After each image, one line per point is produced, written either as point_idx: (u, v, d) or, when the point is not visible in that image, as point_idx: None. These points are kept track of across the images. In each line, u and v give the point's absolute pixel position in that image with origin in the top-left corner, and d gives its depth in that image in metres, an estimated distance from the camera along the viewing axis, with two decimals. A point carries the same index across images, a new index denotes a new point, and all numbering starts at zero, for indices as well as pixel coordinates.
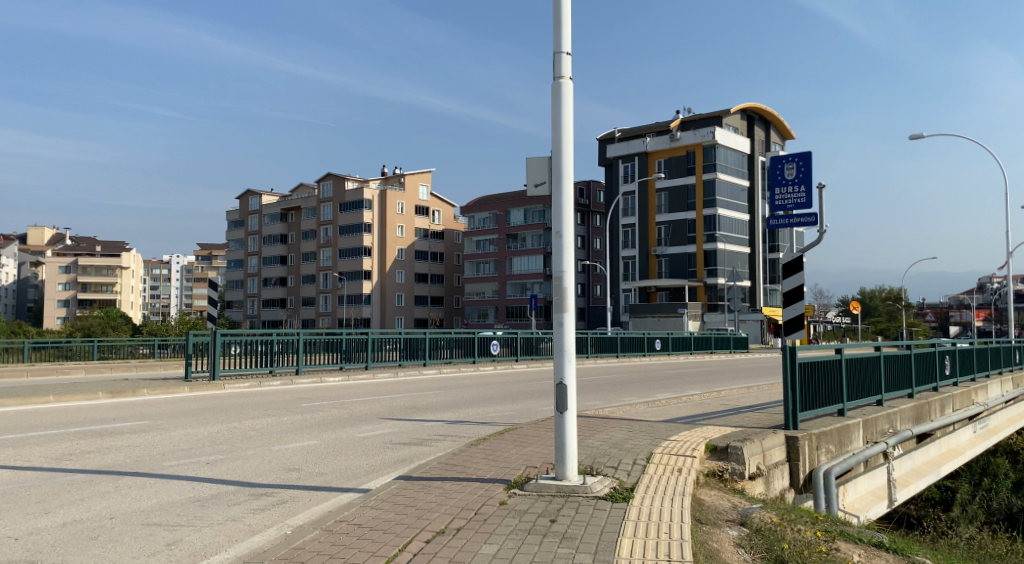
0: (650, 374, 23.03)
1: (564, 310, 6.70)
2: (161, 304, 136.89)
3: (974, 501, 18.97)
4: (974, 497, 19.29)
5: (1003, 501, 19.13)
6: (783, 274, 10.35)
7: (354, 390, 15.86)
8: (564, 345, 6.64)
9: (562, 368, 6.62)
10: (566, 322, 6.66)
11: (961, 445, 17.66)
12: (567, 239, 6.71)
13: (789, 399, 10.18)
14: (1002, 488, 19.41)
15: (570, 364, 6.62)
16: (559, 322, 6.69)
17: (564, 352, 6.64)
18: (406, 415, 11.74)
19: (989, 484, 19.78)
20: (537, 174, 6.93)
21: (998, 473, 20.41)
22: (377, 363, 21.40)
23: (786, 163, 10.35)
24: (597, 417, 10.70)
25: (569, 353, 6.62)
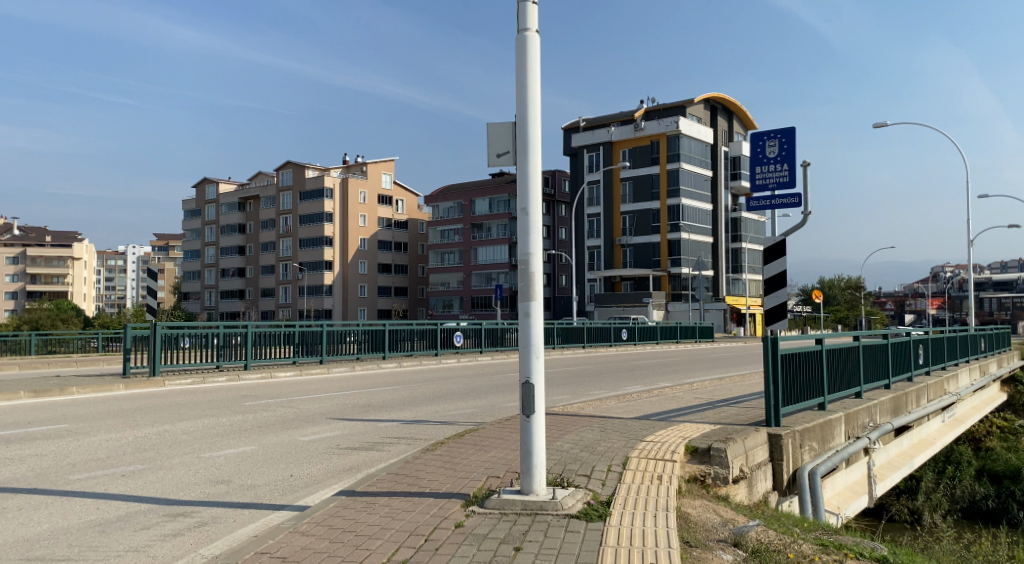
0: (619, 365, 22.32)
1: (531, 297, 5.88)
2: (116, 296, 133.51)
3: (939, 490, 18.53)
4: (939, 485, 18.86)
5: (967, 489, 18.71)
6: (765, 258, 9.56)
7: (306, 387, 14.86)
8: (530, 339, 5.81)
9: (528, 364, 5.80)
10: (534, 312, 5.84)
11: (933, 435, 17.18)
12: (533, 218, 5.87)
13: (770, 394, 9.48)
14: (966, 475, 19.00)
15: (538, 360, 5.81)
16: (525, 312, 5.86)
17: (531, 347, 5.81)
18: (359, 415, 10.85)
19: (953, 472, 19.38)
20: (499, 143, 6.08)
21: (963, 460, 20.03)
22: (334, 356, 20.35)
23: (768, 140, 9.66)
24: (565, 416, 9.90)
25: (536, 348, 5.82)
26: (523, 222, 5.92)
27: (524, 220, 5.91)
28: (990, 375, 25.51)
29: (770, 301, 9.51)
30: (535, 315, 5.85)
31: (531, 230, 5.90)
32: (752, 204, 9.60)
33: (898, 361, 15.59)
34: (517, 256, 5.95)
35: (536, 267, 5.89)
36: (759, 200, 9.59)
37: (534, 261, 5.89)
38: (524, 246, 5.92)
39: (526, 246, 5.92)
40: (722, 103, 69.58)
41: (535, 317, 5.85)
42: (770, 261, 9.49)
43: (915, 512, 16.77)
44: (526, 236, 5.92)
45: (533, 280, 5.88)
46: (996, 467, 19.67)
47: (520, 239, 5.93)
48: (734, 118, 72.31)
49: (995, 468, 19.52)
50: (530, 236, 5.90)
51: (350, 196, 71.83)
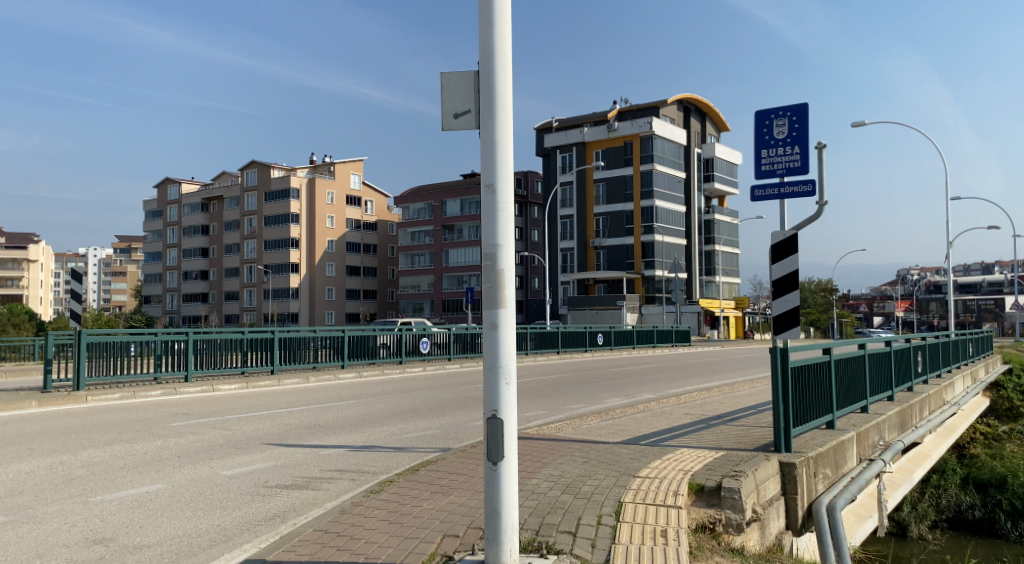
0: (597, 373, 20.95)
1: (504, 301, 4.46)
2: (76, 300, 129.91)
3: (922, 499, 15.79)
4: (921, 494, 16.15)
5: (952, 497, 16.01)
6: (772, 258, 8.15)
7: (252, 402, 13.22)
8: (498, 360, 4.41)
9: (495, 391, 4.41)
10: (504, 323, 4.44)
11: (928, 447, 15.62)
12: (503, 200, 4.51)
13: (778, 417, 8.15)
14: (951, 484, 16.33)
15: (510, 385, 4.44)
16: (491, 324, 4.46)
17: (500, 369, 4.43)
18: (299, 439, 9.30)
19: (938, 480, 16.71)
20: (458, 98, 4.63)
21: (946, 469, 17.21)
22: (287, 366, 18.60)
23: (775, 119, 8.34)
24: (542, 440, 8.49)
25: (507, 371, 4.44)
26: (488, 201, 4.51)
27: (491, 200, 4.50)
28: (978, 380, 24.42)
29: (777, 307, 8.15)
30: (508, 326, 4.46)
31: (500, 213, 4.49)
32: (755, 195, 8.29)
33: (899, 370, 14.32)
34: (481, 249, 4.54)
35: (507, 263, 4.49)
36: (764, 190, 8.26)
37: (505, 255, 4.49)
38: (490, 239, 4.50)
39: (494, 238, 4.49)
40: (694, 105, 68.68)
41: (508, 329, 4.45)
42: (777, 261, 8.14)
43: (903, 522, 14.50)
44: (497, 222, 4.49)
45: (506, 279, 4.47)
46: (983, 474, 16.78)
47: (485, 227, 4.51)
48: (706, 120, 71.56)
49: (981, 476, 16.67)
50: (500, 229, 4.49)
51: (317, 197, 69.87)
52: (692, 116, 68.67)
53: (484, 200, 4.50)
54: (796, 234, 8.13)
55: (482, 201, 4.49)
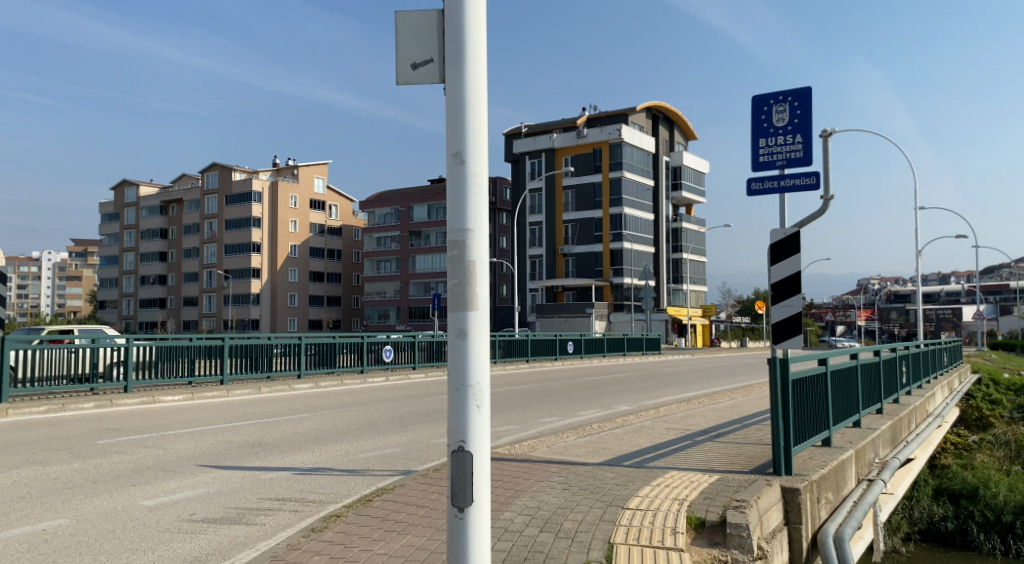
0: (569, 383, 20.08)
1: (476, 298, 3.53)
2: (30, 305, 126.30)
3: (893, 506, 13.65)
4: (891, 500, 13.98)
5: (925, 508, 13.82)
6: (772, 258, 7.33)
7: (196, 414, 12.11)
8: (467, 379, 3.48)
9: (463, 418, 3.47)
10: (474, 329, 3.50)
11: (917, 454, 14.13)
12: (475, 174, 3.59)
13: (776, 440, 7.31)
14: (924, 492, 14.14)
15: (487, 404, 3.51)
16: (459, 331, 3.50)
17: (470, 389, 3.48)
18: (240, 460, 8.26)
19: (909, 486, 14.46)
20: (416, 46, 3.70)
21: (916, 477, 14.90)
22: (237, 376, 17.36)
23: (776, 104, 7.51)
24: (513, 462, 7.57)
25: (479, 392, 3.49)
26: (455, 173, 3.59)
27: (458, 171, 3.58)
28: (954, 391, 23.88)
29: (777, 314, 7.31)
30: (483, 331, 3.54)
31: (472, 191, 3.57)
32: (752, 188, 7.45)
33: (887, 382, 13.59)
34: (446, 234, 3.60)
35: (481, 252, 3.55)
36: (762, 183, 7.43)
37: (482, 238, 3.56)
38: (458, 221, 3.56)
39: (466, 221, 3.55)
40: (663, 113, 68.38)
41: (482, 335, 3.52)
42: (778, 262, 7.32)
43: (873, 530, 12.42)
44: (469, 203, 3.56)
45: (481, 272, 3.54)
46: (955, 485, 14.36)
47: (451, 207, 3.58)
48: (674, 128, 71.37)
49: (953, 485, 14.37)
50: (472, 208, 3.57)
51: (281, 200, 68.36)
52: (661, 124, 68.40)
53: (450, 170, 3.58)
54: (801, 231, 7.32)
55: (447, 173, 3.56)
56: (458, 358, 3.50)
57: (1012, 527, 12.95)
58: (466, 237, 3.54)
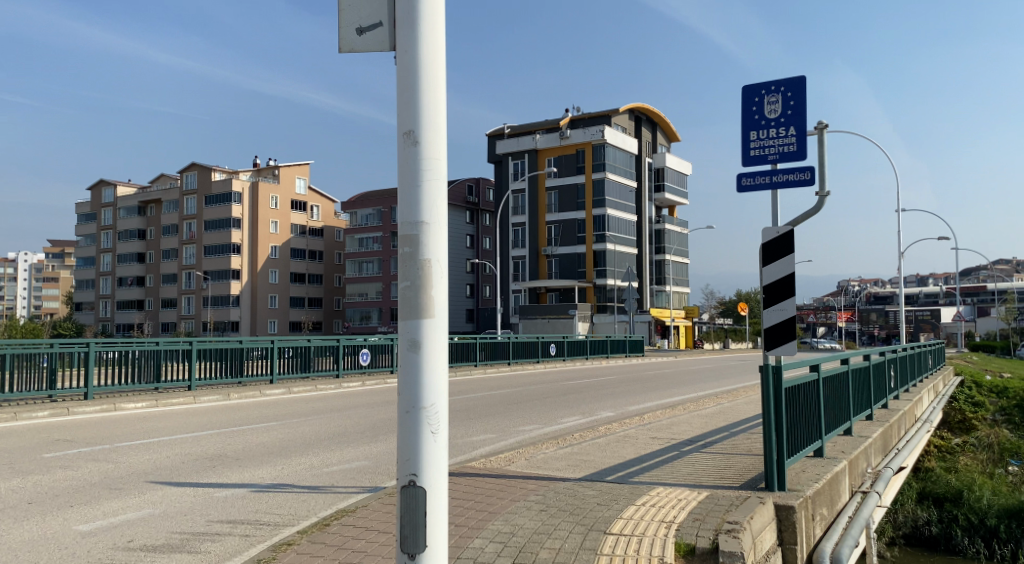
0: (552, 386, 19.62)
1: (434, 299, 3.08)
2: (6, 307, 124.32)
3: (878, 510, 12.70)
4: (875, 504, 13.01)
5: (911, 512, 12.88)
6: (763, 260, 6.84)
7: (160, 423, 11.50)
8: (420, 400, 3.05)
9: (416, 445, 3.05)
10: (429, 343, 3.05)
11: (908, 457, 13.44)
12: (430, 157, 3.12)
13: (768, 454, 6.84)
14: (909, 497, 13.30)
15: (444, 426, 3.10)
16: (412, 346, 3.05)
17: (425, 412, 3.06)
18: (194, 476, 7.67)
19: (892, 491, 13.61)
20: (363, 8, 3.22)
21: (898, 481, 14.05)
22: (207, 381, 16.73)
23: (768, 95, 7.04)
24: (487, 478, 7.07)
25: (434, 415, 3.07)
26: (407, 155, 3.11)
27: (410, 153, 3.11)
28: (939, 394, 23.61)
29: (769, 319, 6.86)
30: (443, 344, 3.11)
31: (425, 180, 3.10)
32: (742, 184, 7.04)
33: (876, 386, 13.20)
34: (398, 228, 3.12)
35: (438, 251, 3.09)
36: (753, 179, 7.02)
37: (438, 230, 3.10)
38: (410, 213, 3.10)
39: (419, 210, 3.09)
40: (646, 114, 68.15)
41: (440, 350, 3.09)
42: (771, 263, 6.84)
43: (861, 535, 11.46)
44: (424, 189, 3.09)
45: (440, 272, 3.09)
46: (938, 488, 13.65)
47: (402, 196, 3.11)
48: (657, 130, 71.14)
49: (937, 488, 13.62)
50: (428, 198, 3.10)
51: (261, 201, 67.47)
52: (644, 125, 68.18)
53: (401, 152, 3.10)
54: (796, 229, 6.83)
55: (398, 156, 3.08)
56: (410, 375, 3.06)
57: (993, 530, 12.12)
58: (418, 232, 3.08)
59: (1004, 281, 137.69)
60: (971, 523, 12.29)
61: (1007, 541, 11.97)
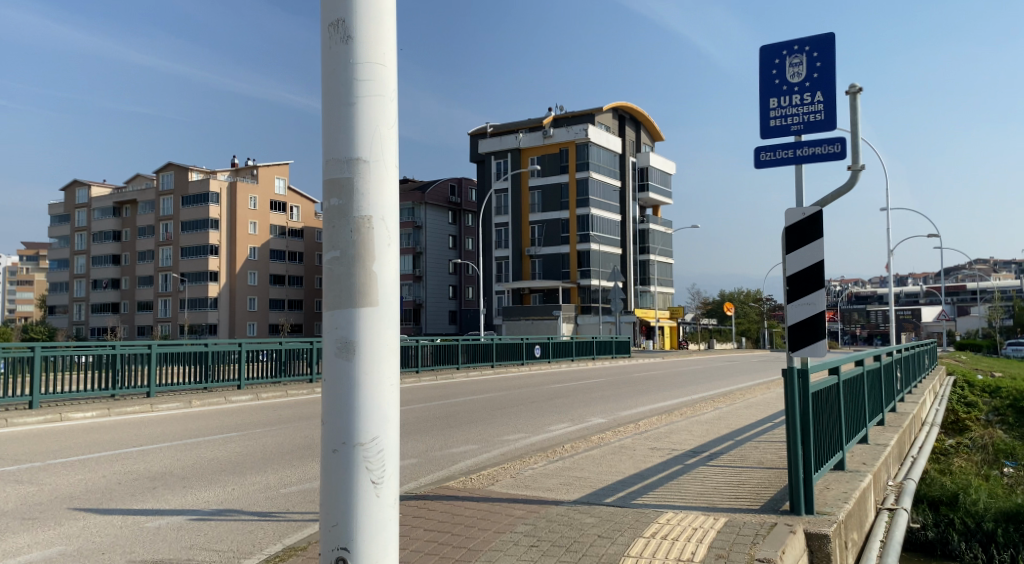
0: (539, 391, 18.62)
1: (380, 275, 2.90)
2: None
3: None
4: None
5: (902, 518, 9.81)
6: (786, 248, 5.91)
7: (104, 436, 10.37)
8: (355, 436, 2.84)
9: (352, 484, 2.84)
10: (368, 338, 2.85)
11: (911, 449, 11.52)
12: (369, 83, 2.93)
13: (794, 475, 5.87)
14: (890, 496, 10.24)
15: (393, 448, 2.92)
16: (346, 363, 2.84)
17: (358, 448, 2.85)
18: (127, 501, 6.61)
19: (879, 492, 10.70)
20: None
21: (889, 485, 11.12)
22: (168, 387, 15.56)
23: (792, 55, 6.05)
24: (466, 501, 6.12)
25: (372, 448, 2.86)
26: (338, 52, 2.93)
27: (343, 51, 2.93)
28: (937, 396, 22.70)
29: (794, 314, 5.91)
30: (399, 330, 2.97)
31: (365, 108, 2.92)
32: (759, 158, 6.14)
33: (886, 388, 12.29)
34: (328, 166, 2.93)
35: (381, 202, 2.92)
36: (771, 153, 6.11)
37: (383, 165, 2.93)
38: (344, 148, 2.91)
39: (357, 145, 2.91)
40: (629, 113, 67.36)
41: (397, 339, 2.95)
42: (797, 249, 5.90)
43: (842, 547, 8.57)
44: (359, 106, 2.92)
45: (390, 229, 2.92)
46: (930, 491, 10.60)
47: (337, 127, 2.92)
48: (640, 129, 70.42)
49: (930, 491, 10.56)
50: (367, 129, 2.92)
51: (238, 201, 66.01)
52: (627, 124, 67.43)
53: (332, 50, 2.93)
54: (824, 209, 5.89)
55: (328, 50, 2.92)
56: (347, 379, 2.85)
57: (991, 535, 9.25)
58: (355, 167, 2.89)
59: (985, 281, 138.29)
60: (966, 526, 9.36)
61: (1009, 549, 9.14)
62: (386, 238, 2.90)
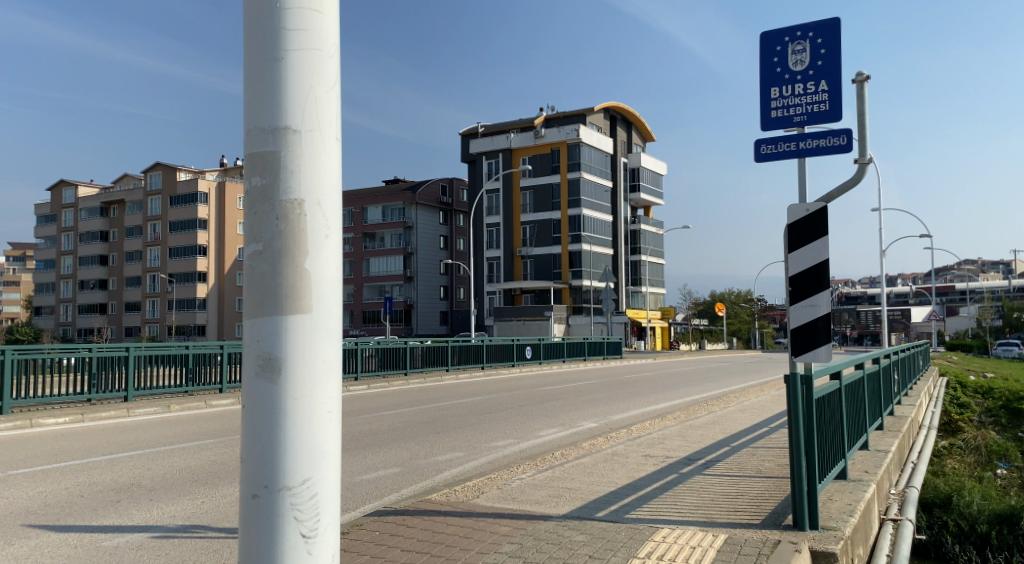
0: (529, 393, 18.29)
1: (316, 272, 2.50)
2: None
3: None
4: None
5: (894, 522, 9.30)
6: (789, 246, 5.56)
7: (76, 442, 9.98)
8: (282, 481, 2.45)
9: (278, 534, 2.46)
10: (301, 350, 2.47)
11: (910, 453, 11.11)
12: (300, 37, 2.55)
13: (798, 491, 5.51)
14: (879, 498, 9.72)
15: (332, 486, 2.55)
16: (274, 386, 2.46)
17: (286, 496, 2.46)
18: (89, 516, 6.22)
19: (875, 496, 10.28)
20: None
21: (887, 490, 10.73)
22: (148, 391, 15.11)
23: (794, 42, 5.71)
24: (450, 516, 5.75)
25: (302, 494, 2.48)
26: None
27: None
28: (932, 397, 22.47)
29: (797, 317, 5.55)
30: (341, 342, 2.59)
31: (294, 67, 2.54)
32: (759, 152, 5.79)
33: (884, 392, 11.97)
34: (249, 137, 2.55)
35: (315, 180, 2.54)
36: (772, 146, 5.76)
37: (318, 135, 2.55)
38: (269, 115, 2.53)
39: (287, 112, 2.53)
40: (620, 113, 67.08)
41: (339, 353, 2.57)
42: (800, 248, 5.54)
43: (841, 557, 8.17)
44: (288, 61, 2.54)
45: (328, 215, 2.55)
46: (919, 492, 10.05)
47: (263, 90, 2.54)
48: (632, 129, 70.17)
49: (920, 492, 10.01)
50: (296, 95, 2.54)
51: (227, 201, 65.41)
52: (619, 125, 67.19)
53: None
54: (830, 205, 5.53)
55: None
56: (274, 404, 2.46)
57: (985, 537, 8.89)
58: (283, 140, 2.52)
59: (975, 281, 138.92)
60: (959, 529, 8.99)
61: (1003, 552, 8.78)
62: (322, 227, 2.52)
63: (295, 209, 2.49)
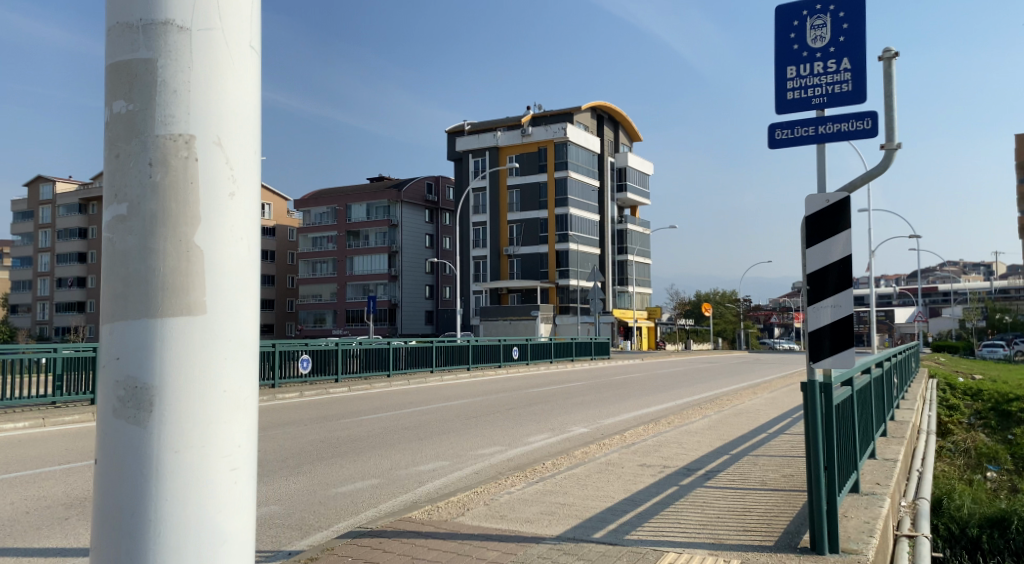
0: (516, 395, 17.73)
1: (207, 230, 2.11)
2: None
3: None
4: None
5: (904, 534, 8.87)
6: (809, 240, 5.02)
7: (32, 450, 9.33)
8: (151, 488, 2.03)
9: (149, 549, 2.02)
10: (173, 308, 2.07)
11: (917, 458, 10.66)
12: None
13: (817, 511, 4.98)
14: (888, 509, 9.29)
15: (222, 502, 2.12)
16: (141, 352, 2.05)
17: (157, 502, 2.03)
18: (30, 538, 5.61)
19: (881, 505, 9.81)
20: None
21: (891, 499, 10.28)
22: None
23: (816, 16, 5.18)
24: (433, 539, 5.18)
25: (178, 503, 2.05)
26: None
27: None
28: (926, 399, 22.10)
29: (818, 318, 5.02)
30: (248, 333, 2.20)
31: None
32: (773, 137, 5.26)
33: (886, 395, 11.54)
34: (120, 53, 2.18)
35: (209, 102, 2.15)
36: (785, 132, 5.24)
37: (213, 51, 2.18)
38: (148, 21, 2.15)
39: (169, 20, 2.15)
40: (607, 112, 66.64)
41: (241, 349, 2.17)
42: (824, 241, 5.00)
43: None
44: None
45: (229, 158, 2.17)
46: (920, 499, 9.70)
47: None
48: (619, 129, 69.73)
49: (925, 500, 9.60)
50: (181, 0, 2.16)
51: None
52: (606, 124, 66.68)
53: None
54: (853, 195, 5.00)
55: None
56: (142, 396, 2.04)
57: (976, 541, 8.68)
58: (156, 41, 2.14)
59: (957, 282, 139.67)
60: (951, 533, 8.75)
61: (994, 557, 8.62)
62: (216, 169, 2.13)
63: (183, 148, 2.11)
